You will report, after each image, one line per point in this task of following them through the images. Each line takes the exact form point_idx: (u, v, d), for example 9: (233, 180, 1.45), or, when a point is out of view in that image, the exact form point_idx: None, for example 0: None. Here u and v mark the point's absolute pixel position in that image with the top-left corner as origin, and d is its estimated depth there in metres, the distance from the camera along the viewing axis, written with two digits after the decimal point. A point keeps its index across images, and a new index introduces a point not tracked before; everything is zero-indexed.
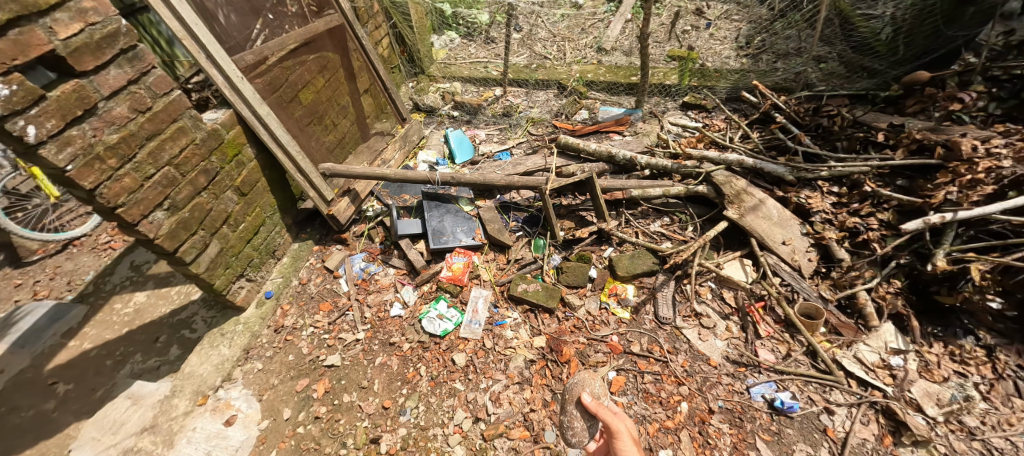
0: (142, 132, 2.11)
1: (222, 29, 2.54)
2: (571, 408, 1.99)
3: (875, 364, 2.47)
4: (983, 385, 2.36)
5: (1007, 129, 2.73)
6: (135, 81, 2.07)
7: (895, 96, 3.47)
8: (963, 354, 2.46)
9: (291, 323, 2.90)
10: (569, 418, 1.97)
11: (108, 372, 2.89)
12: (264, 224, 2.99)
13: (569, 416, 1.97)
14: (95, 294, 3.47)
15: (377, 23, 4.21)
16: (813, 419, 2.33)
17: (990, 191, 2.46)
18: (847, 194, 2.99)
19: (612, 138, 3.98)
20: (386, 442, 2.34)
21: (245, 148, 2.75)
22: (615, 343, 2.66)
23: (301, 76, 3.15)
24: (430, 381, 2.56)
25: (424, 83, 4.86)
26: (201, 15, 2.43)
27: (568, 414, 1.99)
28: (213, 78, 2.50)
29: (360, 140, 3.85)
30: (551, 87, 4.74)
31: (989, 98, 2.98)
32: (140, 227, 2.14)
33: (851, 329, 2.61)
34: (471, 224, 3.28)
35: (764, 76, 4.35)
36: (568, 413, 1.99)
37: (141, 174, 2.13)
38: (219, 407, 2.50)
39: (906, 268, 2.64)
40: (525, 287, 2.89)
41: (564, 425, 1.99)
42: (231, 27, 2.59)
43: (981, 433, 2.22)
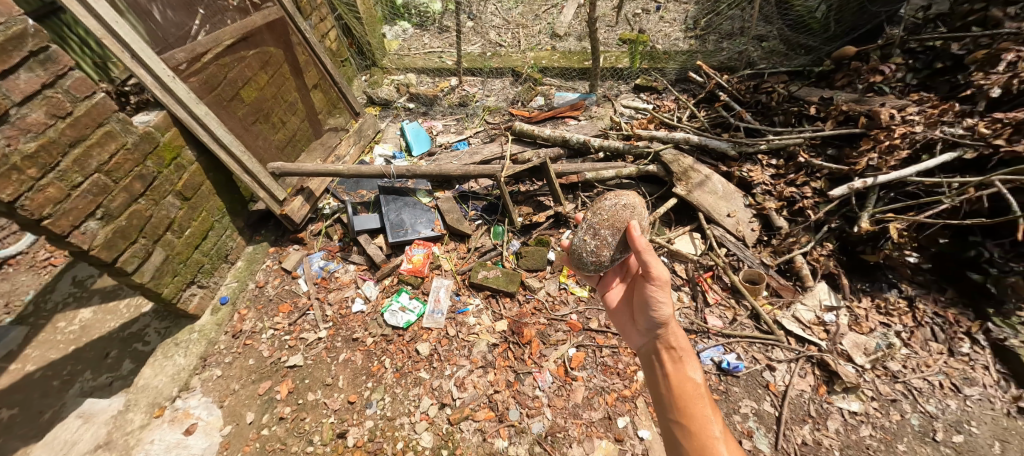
0: (64, 139, 2.01)
1: (158, 26, 2.50)
2: (603, 232, 1.83)
3: (811, 321, 2.68)
4: (904, 332, 2.60)
5: (920, 98, 2.96)
6: (50, 85, 1.96)
7: (827, 71, 3.68)
8: (887, 306, 2.69)
9: (249, 327, 2.84)
10: (596, 243, 1.84)
11: (55, 392, 2.76)
12: (212, 228, 2.91)
13: (597, 239, 1.84)
14: (35, 314, 3.28)
15: (322, 15, 4.09)
16: (756, 376, 2.51)
17: (905, 155, 2.68)
18: (784, 166, 3.17)
19: (568, 123, 4.05)
20: (353, 435, 2.35)
21: (183, 151, 2.65)
22: (574, 322, 2.76)
23: (241, 73, 3.03)
24: (395, 372, 2.58)
25: (377, 75, 4.77)
26: (135, 12, 2.38)
27: (596, 237, 1.85)
28: (142, 79, 2.38)
29: (312, 137, 3.76)
30: (506, 75, 4.77)
31: (907, 69, 3.21)
32: (72, 238, 2.05)
33: (789, 290, 2.81)
34: (430, 216, 3.30)
35: (710, 57, 4.51)
36: (597, 238, 1.84)
37: (67, 183, 2.03)
38: (178, 417, 2.44)
39: (837, 231, 2.84)
40: (485, 274, 2.94)
41: (586, 246, 1.88)
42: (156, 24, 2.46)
43: (902, 376, 2.45)
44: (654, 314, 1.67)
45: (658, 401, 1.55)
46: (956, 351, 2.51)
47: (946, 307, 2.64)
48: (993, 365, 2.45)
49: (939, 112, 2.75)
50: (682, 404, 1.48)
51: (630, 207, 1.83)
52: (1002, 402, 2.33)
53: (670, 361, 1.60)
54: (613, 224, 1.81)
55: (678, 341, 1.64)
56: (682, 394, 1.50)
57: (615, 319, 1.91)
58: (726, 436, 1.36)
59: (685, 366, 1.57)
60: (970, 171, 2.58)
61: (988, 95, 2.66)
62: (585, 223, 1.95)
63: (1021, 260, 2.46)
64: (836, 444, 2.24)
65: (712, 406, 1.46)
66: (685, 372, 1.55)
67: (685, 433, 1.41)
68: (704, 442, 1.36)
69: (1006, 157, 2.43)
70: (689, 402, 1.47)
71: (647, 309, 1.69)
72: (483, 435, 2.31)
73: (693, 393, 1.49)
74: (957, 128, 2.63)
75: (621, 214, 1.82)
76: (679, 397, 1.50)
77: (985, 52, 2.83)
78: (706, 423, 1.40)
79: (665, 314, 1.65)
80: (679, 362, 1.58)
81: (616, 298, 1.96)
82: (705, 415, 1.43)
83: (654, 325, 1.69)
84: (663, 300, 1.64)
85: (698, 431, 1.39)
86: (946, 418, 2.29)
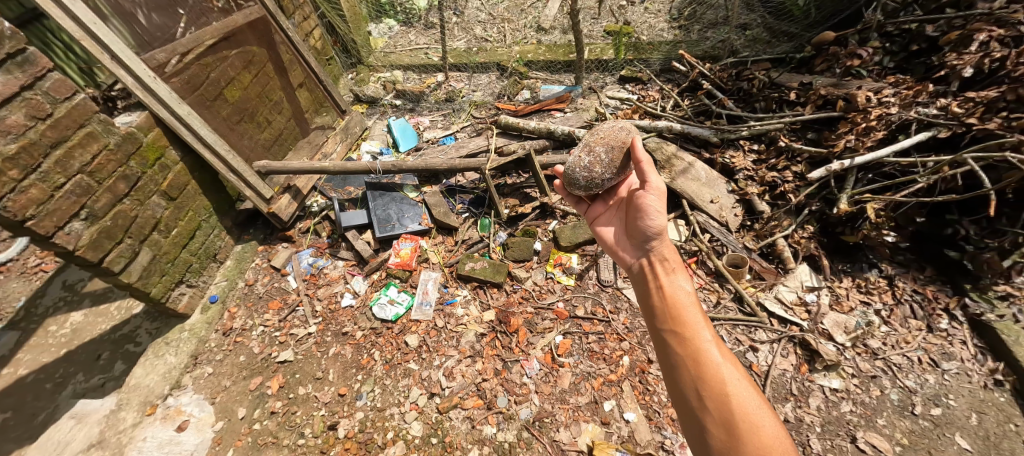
0: (44, 140, 2.02)
1: (144, 29, 2.51)
2: (598, 150, 1.97)
3: (793, 302, 2.73)
4: (884, 310, 2.65)
5: (896, 80, 3.01)
6: (30, 87, 1.98)
7: (807, 57, 3.72)
8: (868, 285, 2.73)
9: (240, 324, 2.87)
10: (590, 159, 1.97)
11: (48, 395, 2.78)
12: (200, 228, 2.93)
13: (592, 156, 1.97)
14: (26, 319, 3.29)
15: (305, 14, 4.10)
16: (739, 357, 2.56)
17: (881, 136, 2.72)
18: (765, 151, 3.21)
19: (554, 116, 4.07)
20: (343, 427, 2.38)
21: (167, 151, 2.67)
22: (561, 310, 2.80)
23: (224, 73, 3.04)
24: (385, 364, 2.61)
25: (363, 73, 4.79)
26: (120, 16, 2.39)
27: (591, 154, 1.98)
28: (122, 80, 2.40)
29: (299, 136, 3.77)
30: (492, 69, 4.79)
31: (884, 53, 3.25)
32: (56, 239, 2.07)
33: (772, 273, 2.86)
34: (417, 210, 3.34)
35: (694, 46, 4.54)
36: (593, 155, 1.98)
37: (50, 184, 2.05)
38: (170, 414, 2.46)
39: (817, 213, 2.88)
40: (472, 265, 2.97)
41: (580, 162, 1.99)
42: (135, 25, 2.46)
43: (882, 353, 2.49)
44: (645, 223, 1.68)
45: (647, 310, 1.52)
46: (935, 327, 2.56)
47: (925, 284, 2.69)
48: (971, 340, 2.49)
49: (914, 94, 2.81)
50: (672, 311, 1.45)
51: (625, 129, 2.02)
52: (980, 375, 2.38)
53: (660, 271, 1.59)
54: (609, 143, 1.95)
55: (670, 254, 1.62)
56: (672, 300, 1.48)
57: (605, 241, 1.91)
58: (716, 340, 1.36)
59: (675, 276, 1.55)
60: (944, 149, 2.62)
61: (961, 75, 2.71)
62: (581, 145, 2.08)
63: (995, 236, 2.51)
64: (817, 420, 2.29)
65: (701, 313, 1.44)
66: (675, 281, 1.54)
67: (676, 338, 1.38)
68: (695, 345, 1.35)
69: (978, 134, 2.48)
70: (679, 310, 1.44)
71: (639, 220, 1.70)
72: (472, 423, 2.34)
73: (682, 300, 1.47)
74: (931, 108, 2.69)
75: (617, 134, 2.01)
76: (669, 304, 1.47)
77: (958, 33, 2.88)
78: (697, 328, 1.39)
79: (657, 223, 1.65)
80: (670, 272, 1.57)
81: (606, 222, 1.98)
82: (695, 321, 1.41)
83: (645, 237, 1.69)
84: (655, 208, 1.67)
85: (689, 335, 1.37)
86: (925, 393, 2.34)
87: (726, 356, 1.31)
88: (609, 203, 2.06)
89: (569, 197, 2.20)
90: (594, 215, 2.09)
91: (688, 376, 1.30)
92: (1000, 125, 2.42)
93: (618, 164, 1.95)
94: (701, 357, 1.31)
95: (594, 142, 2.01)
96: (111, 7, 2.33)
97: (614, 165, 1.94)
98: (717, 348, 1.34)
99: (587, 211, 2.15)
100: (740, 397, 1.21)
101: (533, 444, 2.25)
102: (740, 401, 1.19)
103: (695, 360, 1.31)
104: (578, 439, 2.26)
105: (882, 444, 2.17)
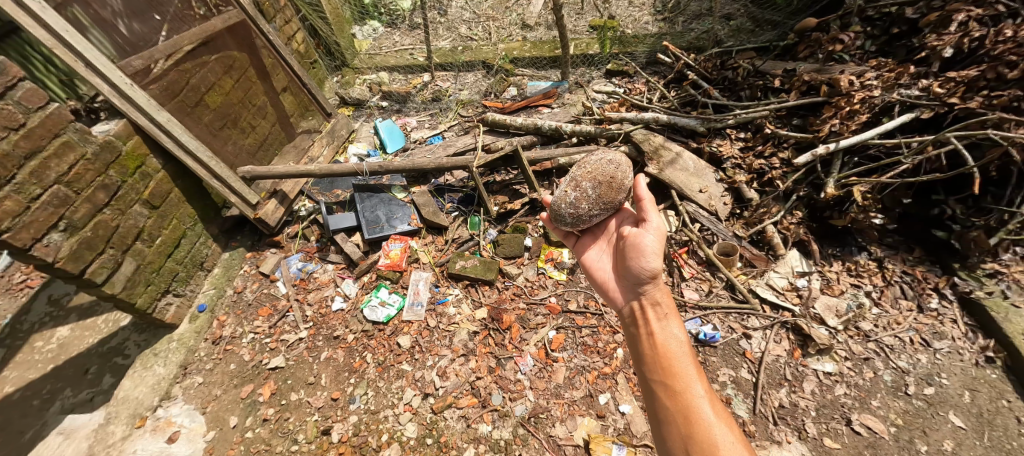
0: (18, 151, 1.99)
1: (125, 40, 2.52)
2: (584, 185, 1.88)
3: (785, 288, 2.73)
4: (875, 292, 2.65)
5: (878, 63, 3.02)
6: (0, 96, 1.94)
7: (791, 44, 3.74)
8: (857, 268, 2.74)
9: (229, 332, 2.83)
10: (576, 194, 1.89)
11: (36, 412, 2.73)
12: (185, 236, 2.89)
13: (578, 191, 1.88)
14: (12, 336, 3.23)
15: (287, 17, 4.06)
16: (733, 345, 2.56)
17: (865, 119, 2.74)
18: (752, 138, 3.21)
19: (541, 111, 4.06)
20: (337, 431, 2.35)
21: (148, 159, 2.63)
22: (553, 305, 2.78)
23: (204, 79, 3.00)
24: (377, 367, 2.58)
25: (349, 76, 4.76)
26: (102, 28, 2.40)
27: (577, 190, 1.89)
28: (98, 88, 2.36)
29: (285, 140, 3.74)
30: (477, 67, 4.78)
31: (866, 36, 3.27)
32: (34, 251, 2.03)
33: (762, 260, 2.86)
34: (406, 211, 3.31)
35: (678, 38, 4.55)
36: (578, 191, 1.89)
37: (25, 195, 2.01)
38: (160, 426, 2.42)
39: (805, 198, 2.89)
40: (463, 264, 2.95)
41: (566, 198, 1.91)
42: (110, 33, 2.44)
43: (874, 334, 2.49)
44: (638, 266, 1.62)
45: (638, 360, 1.47)
46: (925, 306, 2.56)
47: (914, 265, 2.70)
48: (961, 318, 2.50)
49: (895, 76, 2.81)
50: (663, 362, 1.40)
51: (614, 163, 1.91)
52: (971, 353, 2.39)
53: (651, 317, 1.53)
54: (596, 176, 1.88)
55: (663, 299, 1.56)
56: (663, 349, 1.43)
57: (596, 279, 1.87)
58: (708, 395, 1.29)
59: (667, 322, 1.50)
60: (927, 129, 2.66)
61: (942, 56, 2.74)
62: (568, 177, 2.00)
63: (981, 214, 2.53)
64: (812, 404, 2.29)
65: (694, 363, 1.38)
66: (667, 328, 1.48)
67: (666, 392, 1.33)
68: (686, 401, 1.29)
69: (960, 114, 2.52)
70: (670, 363, 1.39)
71: (631, 261, 1.64)
72: (467, 421, 2.32)
73: (674, 350, 1.42)
74: (913, 90, 2.70)
75: (605, 168, 1.90)
76: (660, 354, 1.43)
77: (937, 14, 2.90)
78: (688, 382, 1.33)
79: (651, 266, 1.59)
80: (663, 318, 1.51)
81: (597, 258, 1.92)
82: (687, 374, 1.35)
83: (639, 280, 1.63)
84: (649, 250, 1.59)
85: (680, 390, 1.31)
86: (918, 373, 2.34)
87: (719, 415, 1.25)
88: (599, 237, 1.99)
89: (556, 230, 2.12)
90: (584, 249, 2.02)
91: (679, 434, 1.24)
92: (981, 104, 2.45)
93: (606, 198, 1.87)
94: (692, 414, 1.26)
95: (580, 177, 1.91)
96: (91, 18, 2.33)
97: (602, 200, 1.86)
98: (710, 406, 1.27)
99: (576, 243, 2.08)
100: None
101: (529, 441, 2.23)
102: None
103: (687, 417, 1.26)
104: (574, 434, 2.24)
105: (877, 425, 2.17)
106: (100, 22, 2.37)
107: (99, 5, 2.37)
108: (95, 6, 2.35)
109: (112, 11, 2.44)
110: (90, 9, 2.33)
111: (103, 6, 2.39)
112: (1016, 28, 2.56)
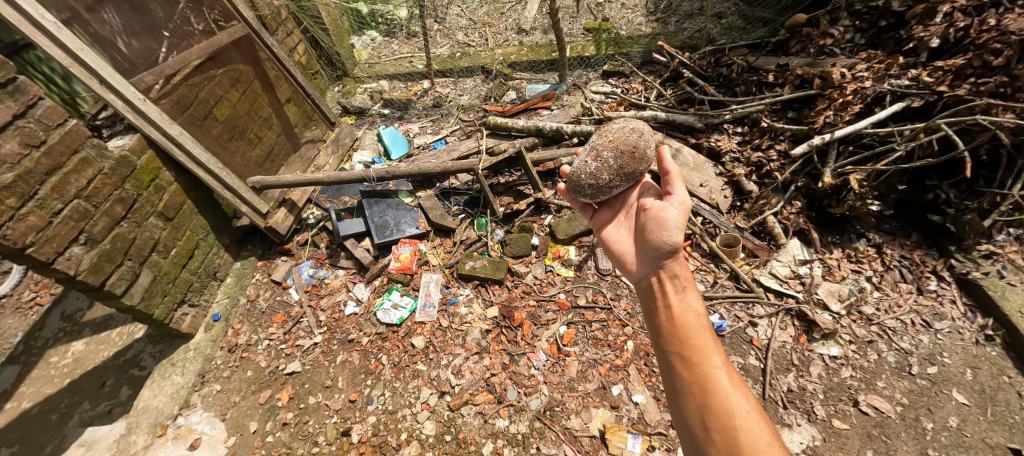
0: (40, 167, 2.04)
1: (125, 57, 2.54)
2: (606, 155, 1.95)
3: (788, 276, 2.80)
4: (875, 277, 2.73)
5: (867, 55, 3.13)
6: (22, 115, 1.99)
7: (782, 40, 3.85)
8: (857, 255, 2.81)
9: (244, 340, 2.87)
10: (597, 165, 1.96)
11: (55, 426, 2.76)
12: (198, 247, 2.94)
13: (599, 162, 1.96)
14: (27, 353, 3.26)
15: (289, 30, 4.14)
16: (740, 333, 2.62)
17: (857, 109, 2.83)
18: (749, 132, 3.30)
19: (541, 114, 4.14)
20: (357, 432, 2.39)
21: (161, 172, 2.68)
22: (563, 301, 2.84)
23: (212, 92, 3.07)
24: (392, 368, 2.63)
25: (350, 85, 4.84)
26: (100, 44, 2.43)
27: (598, 160, 1.97)
28: (112, 104, 2.41)
29: (290, 151, 3.80)
30: (476, 73, 4.87)
31: (854, 30, 3.37)
32: (57, 264, 2.08)
33: (765, 250, 2.93)
34: (413, 215, 3.37)
35: (672, 37, 4.65)
36: (599, 161, 1.97)
37: (48, 210, 2.06)
38: (181, 434, 2.46)
39: (803, 189, 2.97)
40: (472, 264, 3.01)
41: (587, 168, 1.98)
42: (123, 50, 2.53)
43: (877, 318, 2.56)
44: (658, 238, 1.63)
45: (655, 331, 1.51)
46: (924, 288, 2.63)
47: (912, 249, 2.78)
48: (960, 298, 2.57)
49: (885, 67, 2.92)
50: (681, 334, 1.44)
51: (637, 132, 1.99)
52: (971, 332, 2.46)
53: (670, 290, 1.55)
54: (616, 146, 1.95)
55: (682, 273, 1.58)
56: (682, 323, 1.46)
57: (612, 250, 1.88)
58: (726, 366, 1.35)
59: (686, 296, 1.53)
60: (919, 117, 2.74)
61: (929, 47, 2.85)
62: (589, 148, 2.06)
63: (974, 197, 2.61)
64: (819, 387, 2.35)
65: (712, 337, 1.43)
66: (685, 301, 1.51)
67: (685, 363, 1.38)
68: (704, 372, 1.34)
69: (950, 101, 2.60)
70: (689, 334, 1.43)
71: (652, 234, 1.66)
72: (484, 417, 2.37)
73: (692, 323, 1.45)
74: (903, 80, 2.80)
75: (627, 137, 1.98)
76: (678, 326, 1.46)
77: (923, 6, 3.00)
78: (706, 354, 1.38)
79: (672, 238, 1.59)
80: (681, 292, 1.54)
81: (615, 231, 1.94)
82: (706, 346, 1.40)
83: (657, 253, 1.64)
84: (672, 223, 1.61)
85: (698, 362, 1.36)
86: (921, 353, 2.41)
87: (736, 386, 1.30)
88: (617, 210, 2.02)
89: (575, 202, 2.18)
90: (602, 221, 2.05)
91: (696, 403, 1.30)
92: (968, 91, 2.54)
93: (627, 169, 1.94)
94: (710, 384, 1.31)
95: (602, 147, 1.99)
96: (90, 36, 2.37)
97: (623, 170, 1.94)
98: (727, 377, 1.33)
99: (594, 216, 2.13)
100: (750, 431, 1.20)
101: (546, 433, 2.28)
102: (749, 436, 1.19)
103: (704, 387, 1.31)
104: (590, 425, 2.29)
105: (883, 405, 2.24)
106: (99, 39, 2.40)
107: (98, 24, 2.41)
108: (94, 25, 2.39)
109: (111, 30, 2.48)
110: (90, 27, 2.37)
111: (102, 24, 2.42)
112: (999, 18, 2.67)
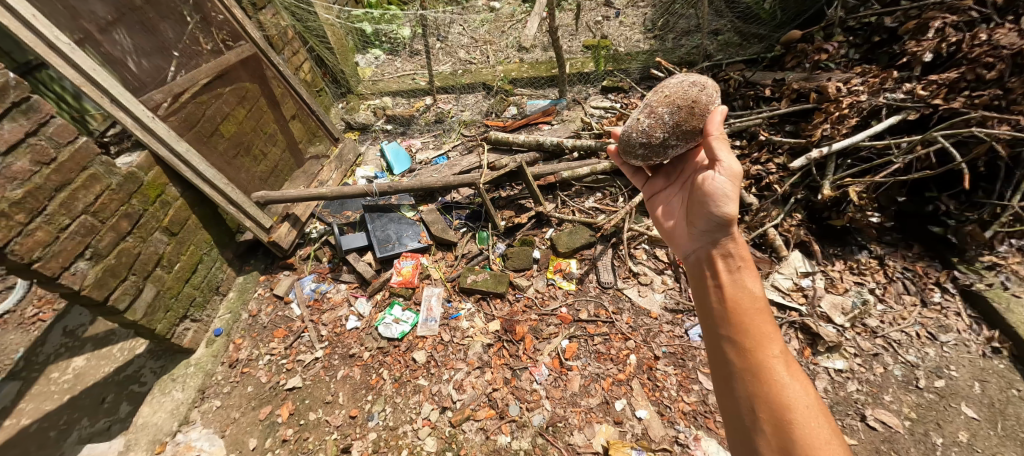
0: (49, 183, 2.07)
1: (134, 76, 2.60)
2: (661, 111, 1.76)
3: (790, 289, 2.79)
4: (878, 289, 2.72)
5: (862, 70, 3.19)
6: (34, 133, 2.03)
7: (778, 56, 3.91)
8: (859, 267, 2.81)
9: (245, 355, 2.86)
10: (651, 121, 1.77)
11: (52, 443, 2.74)
12: (202, 261, 2.96)
13: (653, 118, 1.76)
14: (27, 368, 3.25)
15: (295, 49, 4.24)
16: None
17: (854, 122, 2.86)
18: (747, 146, 3.33)
19: (542, 129, 4.21)
20: (357, 448, 2.36)
21: (168, 188, 2.73)
22: (564, 314, 2.83)
23: (219, 110, 3.14)
24: (394, 383, 2.61)
25: (354, 102, 4.93)
26: (110, 63, 2.49)
27: (651, 117, 1.77)
28: (122, 122, 2.47)
29: (294, 167, 3.85)
30: (478, 89, 4.96)
31: (849, 45, 3.43)
32: (62, 279, 2.09)
33: (766, 262, 2.93)
34: (415, 229, 3.39)
35: (670, 53, 4.74)
36: (654, 117, 1.77)
37: (55, 225, 2.08)
38: (180, 451, 2.43)
39: (803, 201, 3.01)
40: (473, 278, 3.01)
41: (639, 125, 1.79)
42: (139, 69, 2.64)
43: (881, 331, 2.54)
44: (709, 210, 1.48)
45: (704, 310, 1.42)
46: (928, 301, 2.62)
47: (914, 261, 2.77)
48: (964, 310, 2.56)
49: (880, 81, 2.97)
50: (732, 317, 1.34)
51: (698, 85, 1.78)
52: (977, 345, 2.43)
53: (721, 268, 1.43)
54: (673, 102, 1.75)
55: (738, 250, 1.44)
56: (733, 304, 1.36)
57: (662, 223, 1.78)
58: (784, 355, 1.23)
59: (740, 275, 1.40)
60: (915, 130, 2.79)
61: (923, 61, 2.89)
62: (643, 106, 1.88)
63: (974, 208, 2.63)
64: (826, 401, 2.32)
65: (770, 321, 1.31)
66: (739, 280, 1.39)
67: (736, 347, 1.28)
68: (758, 359, 1.24)
69: (945, 114, 2.63)
70: (748, 319, 1.32)
71: (701, 205, 1.51)
72: (486, 433, 2.34)
73: (745, 304, 1.34)
74: (899, 93, 2.83)
75: (686, 91, 1.78)
76: (729, 307, 1.36)
77: (915, 22, 3.07)
78: (762, 340, 1.27)
79: (725, 210, 1.44)
80: (735, 271, 1.41)
81: (664, 201, 1.82)
82: (762, 331, 1.29)
83: (709, 227, 1.50)
84: (725, 193, 1.43)
85: (751, 348, 1.26)
86: (927, 366, 2.38)
87: (794, 377, 1.20)
88: (670, 179, 1.88)
89: (624, 167, 2.05)
90: (654, 190, 1.94)
91: (746, 391, 1.22)
92: (963, 104, 2.57)
93: (686, 126, 1.73)
94: (764, 373, 1.21)
95: (656, 102, 1.81)
96: (101, 56, 2.43)
97: (681, 128, 1.72)
98: (785, 366, 1.22)
99: (645, 183, 2.01)
100: (808, 428, 1.10)
101: (549, 450, 2.25)
102: (805, 433, 1.10)
103: (757, 376, 1.21)
104: (592, 441, 2.26)
105: (891, 419, 2.21)
106: (110, 59, 2.47)
107: (109, 44, 2.48)
108: (105, 45, 2.46)
109: (122, 50, 2.55)
110: (101, 48, 2.44)
111: (113, 44, 2.50)
112: (990, 32, 2.71)
